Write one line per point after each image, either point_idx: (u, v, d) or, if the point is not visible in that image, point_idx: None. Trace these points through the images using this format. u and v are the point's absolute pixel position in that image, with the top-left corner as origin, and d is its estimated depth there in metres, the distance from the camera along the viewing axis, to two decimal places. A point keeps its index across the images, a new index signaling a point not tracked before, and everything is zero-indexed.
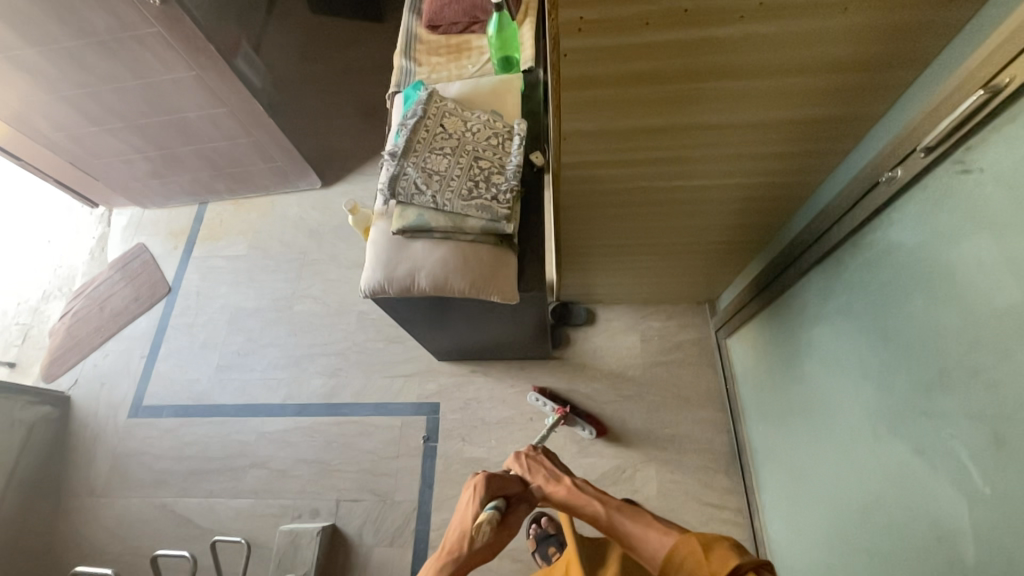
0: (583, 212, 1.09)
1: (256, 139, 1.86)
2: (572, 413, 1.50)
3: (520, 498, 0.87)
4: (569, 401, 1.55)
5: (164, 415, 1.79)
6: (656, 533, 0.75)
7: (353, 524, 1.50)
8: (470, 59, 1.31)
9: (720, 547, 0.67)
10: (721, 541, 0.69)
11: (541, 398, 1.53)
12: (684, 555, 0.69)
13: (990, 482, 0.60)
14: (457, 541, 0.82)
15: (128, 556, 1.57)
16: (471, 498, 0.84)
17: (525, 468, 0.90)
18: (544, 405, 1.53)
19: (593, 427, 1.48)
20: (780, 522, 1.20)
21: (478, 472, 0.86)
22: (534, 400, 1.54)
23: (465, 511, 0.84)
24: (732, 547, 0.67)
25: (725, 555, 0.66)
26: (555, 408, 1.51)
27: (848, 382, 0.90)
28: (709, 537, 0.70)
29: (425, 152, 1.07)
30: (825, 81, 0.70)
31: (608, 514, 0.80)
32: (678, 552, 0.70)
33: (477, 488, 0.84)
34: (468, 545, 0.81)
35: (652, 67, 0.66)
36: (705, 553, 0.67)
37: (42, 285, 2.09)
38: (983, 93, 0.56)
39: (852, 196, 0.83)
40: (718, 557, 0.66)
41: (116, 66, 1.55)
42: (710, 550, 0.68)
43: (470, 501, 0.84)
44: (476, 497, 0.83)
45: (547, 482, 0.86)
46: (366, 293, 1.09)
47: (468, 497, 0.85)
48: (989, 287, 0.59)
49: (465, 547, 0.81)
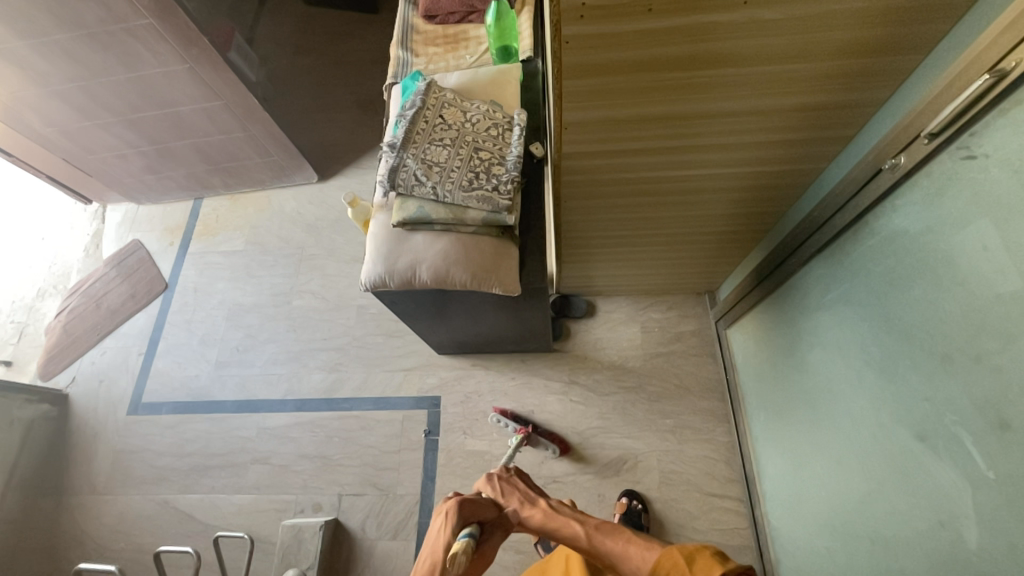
0: (585, 203, 1.08)
1: (251, 133, 1.84)
2: (535, 433, 1.47)
3: (494, 524, 0.92)
4: (531, 421, 1.53)
5: (164, 411, 1.78)
6: (637, 549, 0.78)
7: (356, 517, 1.51)
8: (467, 49, 1.30)
9: (702, 557, 0.70)
10: (702, 550, 0.71)
11: (503, 419, 1.51)
12: (668, 568, 0.71)
13: (992, 467, 0.60)
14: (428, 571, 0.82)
15: (131, 553, 1.57)
16: (442, 527, 0.84)
17: (498, 491, 0.98)
18: (506, 426, 1.51)
19: (556, 445, 1.46)
20: (781, 509, 1.21)
21: (449, 499, 0.87)
22: (496, 421, 1.52)
23: (435, 539, 0.84)
24: (714, 556, 0.70)
25: (708, 564, 0.69)
26: (517, 429, 1.49)
27: (850, 369, 0.90)
28: (691, 548, 0.73)
29: (425, 143, 1.06)
30: (830, 66, 0.69)
31: (586, 533, 0.85)
32: (661, 565, 0.73)
33: (450, 514, 0.85)
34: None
35: (655, 53, 0.65)
36: (688, 565, 0.70)
37: (37, 283, 2.07)
38: (989, 77, 0.56)
39: (855, 183, 0.83)
40: (701, 567, 0.69)
41: (107, 58, 1.53)
42: (693, 561, 0.70)
43: (441, 530, 0.84)
44: (448, 525, 0.84)
45: (523, 505, 0.93)
46: (366, 287, 1.08)
47: (441, 524, 0.85)
48: (993, 273, 0.59)
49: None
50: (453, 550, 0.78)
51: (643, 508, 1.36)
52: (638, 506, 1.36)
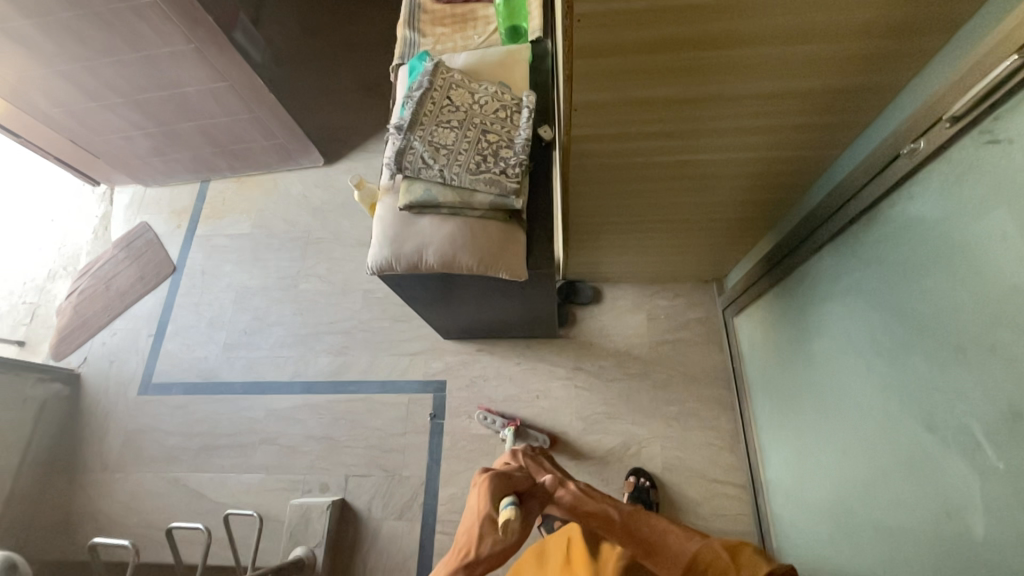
0: (594, 188, 1.07)
1: (257, 115, 1.83)
2: (523, 426, 1.50)
3: (530, 493, 0.92)
4: (531, 410, 1.54)
5: (174, 392, 1.81)
6: (678, 537, 0.86)
7: (362, 498, 1.53)
8: (475, 30, 1.27)
9: (746, 553, 0.75)
10: (746, 546, 0.76)
11: (489, 416, 1.52)
12: (709, 559, 0.77)
13: (1002, 459, 0.60)
14: (467, 540, 0.80)
15: (143, 529, 1.61)
16: (481, 500, 0.83)
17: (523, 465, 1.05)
18: (494, 422, 1.51)
19: (547, 436, 1.47)
20: (784, 496, 1.22)
21: (483, 472, 0.87)
22: (483, 419, 1.52)
23: (474, 514, 0.83)
24: (759, 555, 0.74)
25: (754, 561, 0.73)
26: (506, 423, 1.50)
27: (859, 359, 0.89)
28: (734, 543, 0.78)
29: (431, 125, 1.04)
30: (846, 48, 0.67)
31: (622, 518, 0.90)
32: (702, 556, 0.79)
33: (488, 487, 0.84)
34: (478, 548, 0.78)
35: (668, 33, 0.64)
36: (734, 559, 0.75)
37: (48, 264, 2.09)
38: (1017, 59, 0.54)
39: (872, 169, 0.81)
40: (747, 563, 0.73)
41: (112, 38, 1.51)
42: (738, 555, 0.75)
43: (479, 503, 0.83)
44: (487, 497, 0.83)
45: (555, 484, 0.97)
46: (372, 270, 1.07)
47: (479, 496, 0.84)
48: (1011, 260, 0.58)
49: (474, 550, 0.78)
50: (504, 516, 0.79)
51: (651, 485, 1.37)
52: (645, 484, 1.37)
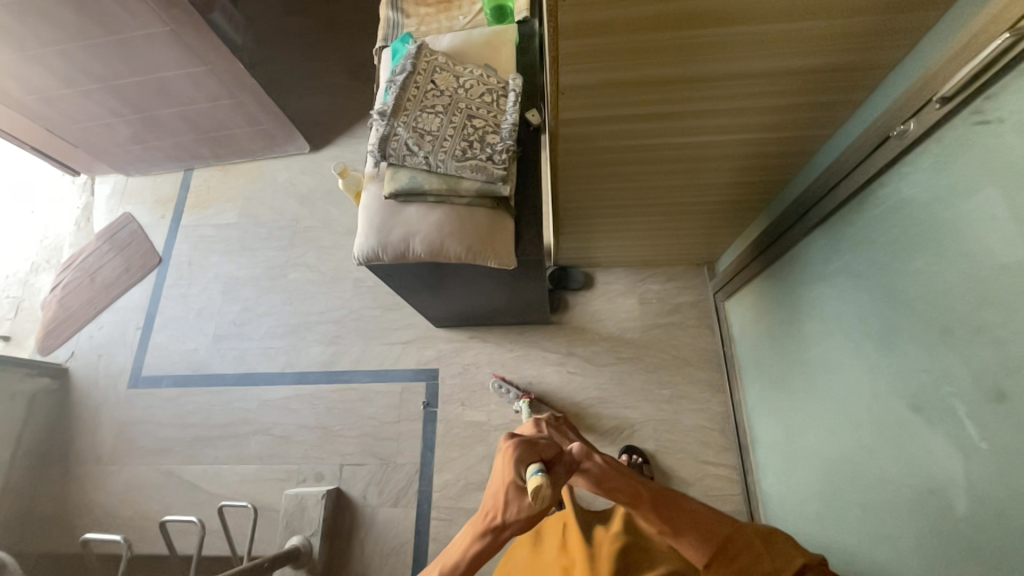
0: (584, 172, 1.05)
1: (239, 100, 1.78)
2: (536, 399, 1.53)
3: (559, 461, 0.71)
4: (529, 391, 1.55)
5: (164, 384, 1.79)
6: (709, 518, 0.74)
7: (357, 486, 1.54)
8: (460, 10, 1.23)
9: (779, 541, 0.70)
10: (776, 534, 0.72)
11: (504, 385, 1.53)
12: (742, 547, 0.71)
13: (986, 437, 0.60)
14: (493, 504, 0.66)
15: (138, 521, 1.61)
16: (502, 468, 0.65)
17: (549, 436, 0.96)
18: (509, 392, 1.53)
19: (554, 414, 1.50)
20: (773, 475, 1.24)
21: (507, 435, 0.69)
22: (498, 387, 1.54)
23: (496, 480, 0.67)
24: (790, 543, 0.70)
25: (788, 549, 0.69)
26: (520, 395, 1.51)
27: (848, 341, 0.90)
28: (765, 529, 0.73)
29: (416, 111, 1.02)
30: (840, 24, 0.65)
31: (650, 495, 0.76)
32: (734, 540, 0.72)
33: (510, 455, 0.65)
34: (503, 513, 0.65)
35: (661, 9, 0.61)
36: (766, 545, 0.70)
37: (30, 258, 2.05)
38: (1008, 37, 0.53)
39: (861, 152, 0.80)
40: (780, 552, 0.69)
41: (84, 20, 1.46)
42: (771, 543, 0.70)
43: (500, 469, 0.66)
44: (508, 463, 0.65)
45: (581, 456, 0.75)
46: (359, 261, 1.06)
47: (501, 463, 0.66)
48: (999, 242, 0.57)
49: (501, 514, 0.65)
50: (533, 484, 0.60)
51: (643, 462, 1.39)
52: (638, 460, 1.39)
